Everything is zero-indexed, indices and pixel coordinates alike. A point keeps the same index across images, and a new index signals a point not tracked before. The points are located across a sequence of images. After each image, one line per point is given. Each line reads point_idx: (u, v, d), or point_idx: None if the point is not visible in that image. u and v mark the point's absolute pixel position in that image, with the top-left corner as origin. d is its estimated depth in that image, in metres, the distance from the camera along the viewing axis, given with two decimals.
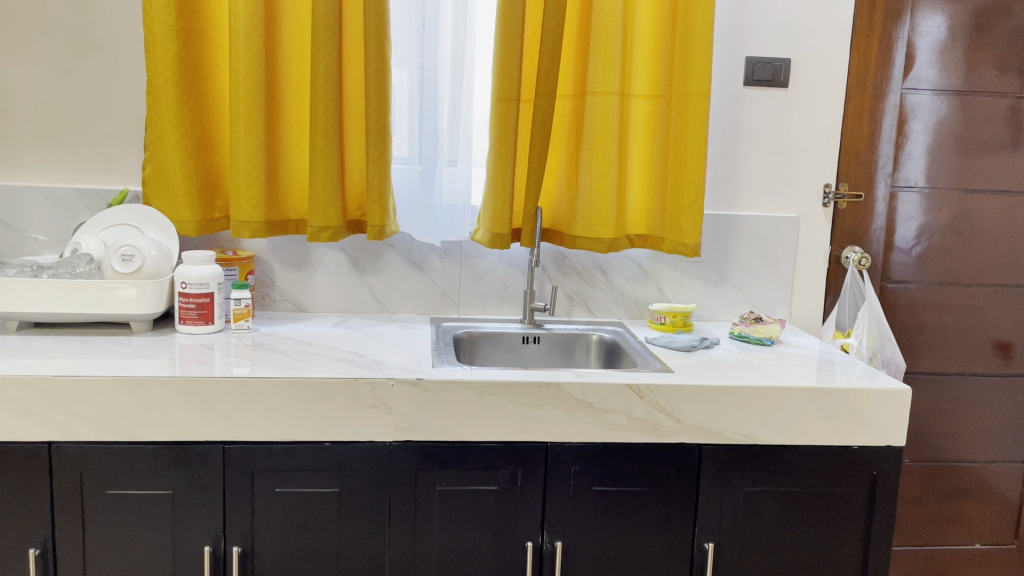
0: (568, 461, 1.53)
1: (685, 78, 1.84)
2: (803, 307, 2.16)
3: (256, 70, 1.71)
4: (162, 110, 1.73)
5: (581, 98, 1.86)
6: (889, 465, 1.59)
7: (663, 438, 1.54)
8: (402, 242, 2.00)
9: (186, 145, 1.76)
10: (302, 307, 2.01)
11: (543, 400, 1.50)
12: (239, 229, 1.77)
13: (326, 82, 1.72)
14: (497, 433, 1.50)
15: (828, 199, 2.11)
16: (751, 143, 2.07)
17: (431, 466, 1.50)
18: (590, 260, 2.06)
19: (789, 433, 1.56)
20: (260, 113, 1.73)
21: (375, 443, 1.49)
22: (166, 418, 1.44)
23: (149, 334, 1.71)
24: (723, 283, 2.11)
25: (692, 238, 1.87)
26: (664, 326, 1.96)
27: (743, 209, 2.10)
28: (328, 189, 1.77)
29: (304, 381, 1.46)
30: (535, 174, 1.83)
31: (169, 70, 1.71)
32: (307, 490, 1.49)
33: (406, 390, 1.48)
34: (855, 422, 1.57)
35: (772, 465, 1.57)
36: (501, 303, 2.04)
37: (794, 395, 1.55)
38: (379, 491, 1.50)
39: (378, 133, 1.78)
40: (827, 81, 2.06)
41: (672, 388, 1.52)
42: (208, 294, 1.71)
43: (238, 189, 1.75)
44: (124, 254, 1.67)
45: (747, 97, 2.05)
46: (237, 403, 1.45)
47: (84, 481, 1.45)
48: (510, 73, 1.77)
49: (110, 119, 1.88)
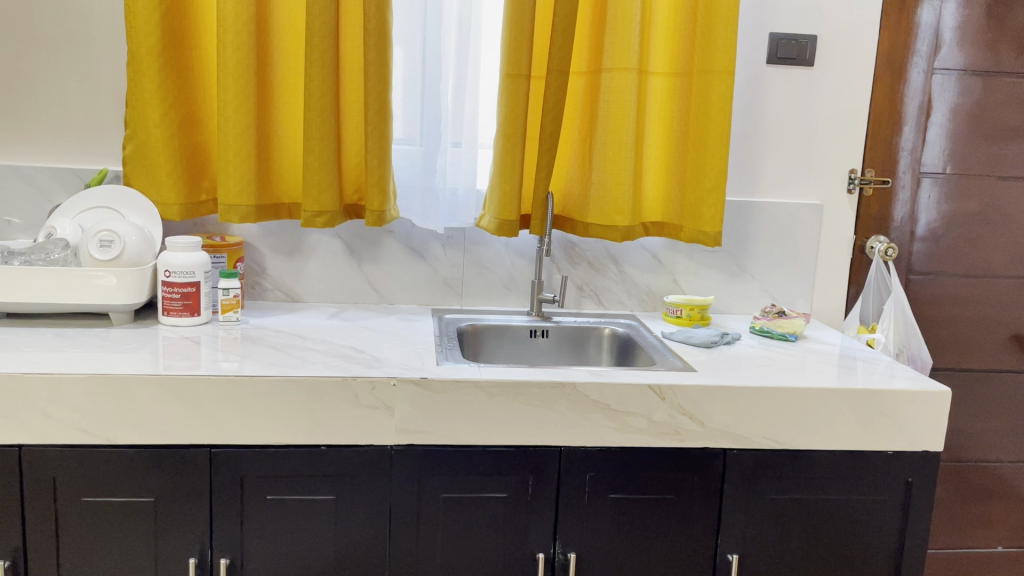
0: (582, 467, 1.42)
1: (707, 54, 1.71)
2: (824, 300, 2.05)
3: (246, 40, 1.57)
4: (144, 83, 1.59)
5: (596, 75, 1.74)
6: (924, 471, 1.50)
7: (685, 442, 1.43)
8: (402, 229, 1.88)
9: (170, 123, 1.62)
10: (295, 298, 1.88)
11: (557, 400, 1.39)
12: (228, 214, 1.64)
13: (321, 55, 1.59)
14: (507, 437, 1.39)
15: (852, 185, 2.00)
16: (774, 126, 1.96)
17: (436, 472, 1.39)
18: (601, 249, 1.95)
19: (819, 438, 1.45)
20: (251, 87, 1.60)
21: (375, 446, 1.38)
22: (147, 421, 1.32)
23: (130, 326, 1.59)
24: (742, 274, 2.00)
25: (713, 227, 1.75)
26: (680, 320, 1.86)
27: (763, 196, 1.99)
28: (324, 171, 1.64)
29: (298, 380, 1.34)
30: (546, 157, 1.71)
31: (151, 40, 1.57)
32: (301, 498, 1.37)
33: (409, 390, 1.36)
34: (889, 425, 1.47)
35: (800, 471, 1.47)
36: (506, 294, 1.93)
37: (824, 396, 1.44)
38: (378, 499, 1.39)
39: (377, 111, 1.64)
40: (854, 60, 1.95)
41: (694, 388, 1.41)
42: (193, 284, 1.59)
43: (225, 169, 1.62)
44: (103, 240, 1.54)
45: (770, 77, 1.93)
46: (225, 405, 1.33)
47: (57, 489, 1.33)
48: (520, 47, 1.64)
49: (89, 93, 1.75)
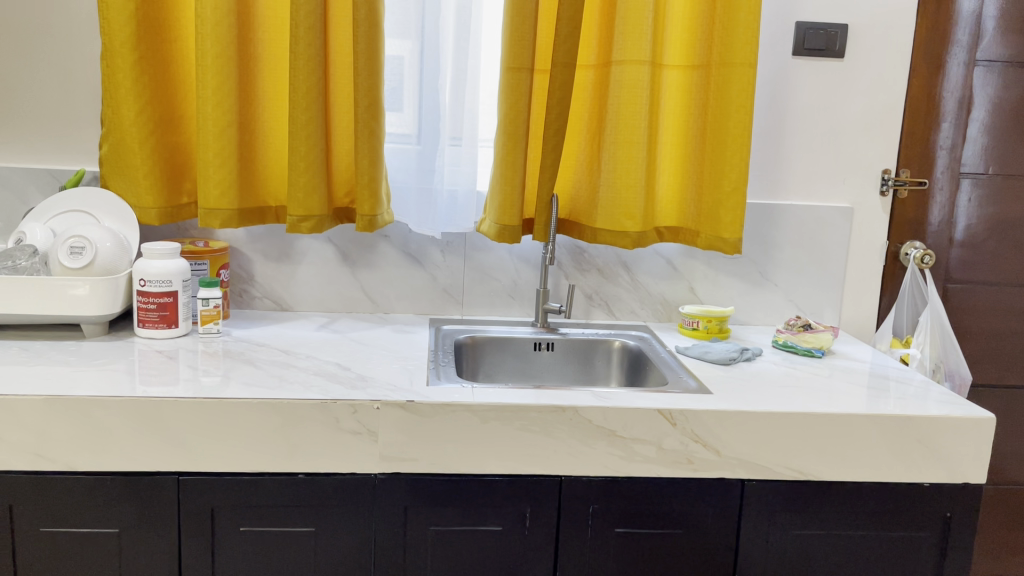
0: (585, 498, 1.29)
1: (726, 44, 1.57)
2: (854, 310, 1.91)
3: (226, 33, 1.46)
4: (118, 79, 1.49)
5: (605, 68, 1.60)
6: (965, 505, 1.35)
7: (699, 472, 1.30)
8: (399, 233, 1.76)
9: (146, 121, 1.52)
10: (285, 306, 1.78)
11: (557, 426, 1.26)
12: (208, 218, 1.53)
13: (307, 48, 1.48)
14: (503, 466, 1.27)
15: (886, 187, 1.84)
16: (800, 123, 1.81)
17: (424, 503, 1.27)
18: (612, 255, 1.82)
19: (847, 468, 1.32)
20: (231, 82, 1.49)
21: (357, 475, 1.26)
22: (109, 447, 1.21)
23: (104, 339, 1.49)
24: (764, 282, 1.86)
25: (732, 233, 1.61)
26: (697, 332, 1.72)
27: (788, 198, 1.84)
28: (310, 173, 1.53)
29: (273, 402, 1.23)
30: (550, 157, 1.58)
31: (125, 32, 1.46)
32: (278, 530, 1.26)
33: (394, 414, 1.24)
34: (926, 455, 1.32)
35: (826, 504, 1.33)
36: (510, 303, 1.80)
37: (853, 422, 1.30)
38: (361, 532, 1.27)
39: (367, 108, 1.52)
40: (889, 51, 1.79)
41: (710, 413, 1.28)
42: (170, 294, 1.48)
43: (205, 170, 1.51)
44: (73, 246, 1.44)
45: (796, 70, 1.79)
46: (193, 429, 1.22)
47: (14, 519, 1.23)
48: (522, 38, 1.51)
49: (66, 90, 1.64)
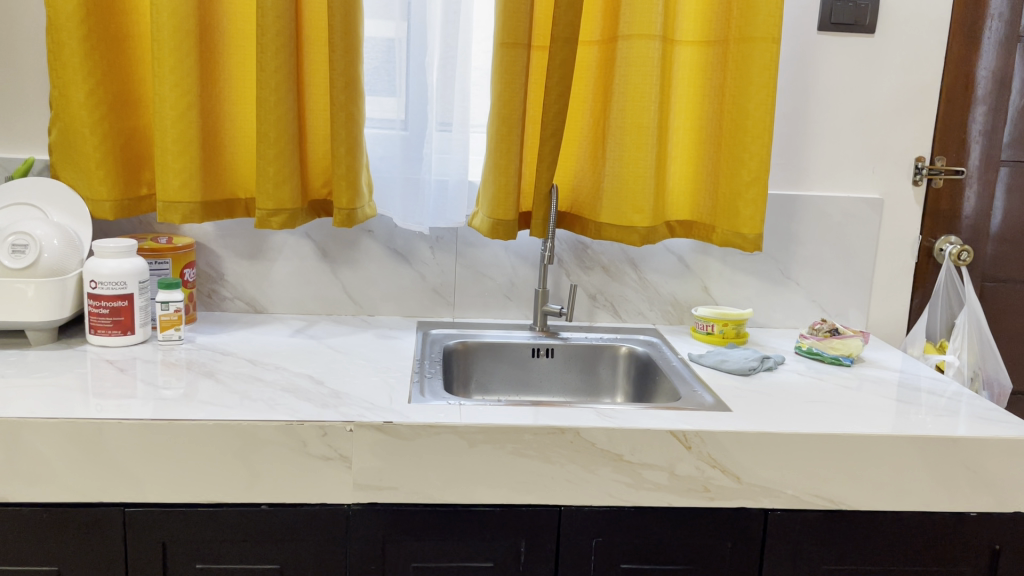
0: (587, 531, 1.14)
1: (746, 17, 1.41)
2: (882, 312, 1.74)
3: (184, 3, 1.30)
4: (66, 56, 1.33)
5: (611, 45, 1.44)
6: (1017, 536, 1.19)
7: (716, 501, 1.14)
8: (383, 228, 1.60)
9: (98, 104, 1.36)
10: (259, 308, 1.62)
11: (555, 449, 1.11)
12: (168, 212, 1.37)
13: (275, 21, 1.31)
14: (494, 494, 1.12)
15: (919, 176, 1.68)
16: (825, 105, 1.64)
17: (404, 536, 1.12)
18: (617, 252, 1.66)
19: (884, 496, 1.16)
20: (191, 60, 1.33)
21: (328, 505, 1.11)
22: (44, 474, 1.06)
23: (52, 347, 1.34)
24: (784, 281, 1.70)
25: (751, 228, 1.46)
26: (711, 337, 1.56)
27: (811, 190, 1.68)
28: (282, 161, 1.37)
29: (231, 424, 1.07)
30: (549, 145, 1.42)
31: (71, 4, 1.31)
32: (239, 568, 1.12)
33: (369, 437, 1.09)
34: (973, 480, 1.16)
35: (858, 537, 1.18)
36: (506, 304, 1.65)
37: (891, 445, 1.15)
38: (332, 569, 1.12)
39: (345, 88, 1.36)
40: (924, 25, 1.62)
41: (729, 435, 1.12)
42: (125, 297, 1.33)
43: (164, 159, 1.35)
44: (14, 245, 1.28)
45: (822, 47, 1.62)
46: (140, 454, 1.07)
47: None
48: (519, 8, 1.35)
49: (16, 71, 1.49)
